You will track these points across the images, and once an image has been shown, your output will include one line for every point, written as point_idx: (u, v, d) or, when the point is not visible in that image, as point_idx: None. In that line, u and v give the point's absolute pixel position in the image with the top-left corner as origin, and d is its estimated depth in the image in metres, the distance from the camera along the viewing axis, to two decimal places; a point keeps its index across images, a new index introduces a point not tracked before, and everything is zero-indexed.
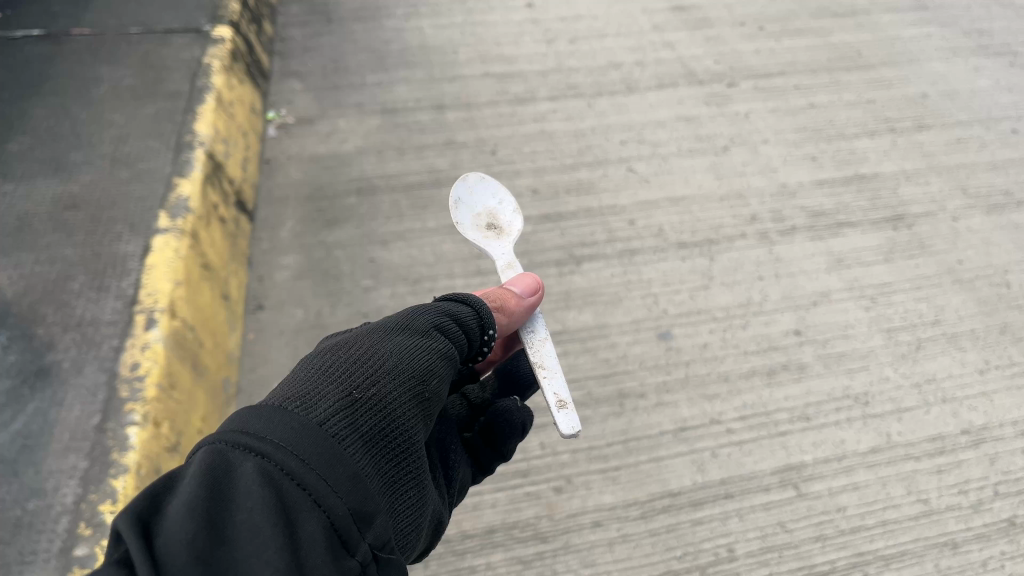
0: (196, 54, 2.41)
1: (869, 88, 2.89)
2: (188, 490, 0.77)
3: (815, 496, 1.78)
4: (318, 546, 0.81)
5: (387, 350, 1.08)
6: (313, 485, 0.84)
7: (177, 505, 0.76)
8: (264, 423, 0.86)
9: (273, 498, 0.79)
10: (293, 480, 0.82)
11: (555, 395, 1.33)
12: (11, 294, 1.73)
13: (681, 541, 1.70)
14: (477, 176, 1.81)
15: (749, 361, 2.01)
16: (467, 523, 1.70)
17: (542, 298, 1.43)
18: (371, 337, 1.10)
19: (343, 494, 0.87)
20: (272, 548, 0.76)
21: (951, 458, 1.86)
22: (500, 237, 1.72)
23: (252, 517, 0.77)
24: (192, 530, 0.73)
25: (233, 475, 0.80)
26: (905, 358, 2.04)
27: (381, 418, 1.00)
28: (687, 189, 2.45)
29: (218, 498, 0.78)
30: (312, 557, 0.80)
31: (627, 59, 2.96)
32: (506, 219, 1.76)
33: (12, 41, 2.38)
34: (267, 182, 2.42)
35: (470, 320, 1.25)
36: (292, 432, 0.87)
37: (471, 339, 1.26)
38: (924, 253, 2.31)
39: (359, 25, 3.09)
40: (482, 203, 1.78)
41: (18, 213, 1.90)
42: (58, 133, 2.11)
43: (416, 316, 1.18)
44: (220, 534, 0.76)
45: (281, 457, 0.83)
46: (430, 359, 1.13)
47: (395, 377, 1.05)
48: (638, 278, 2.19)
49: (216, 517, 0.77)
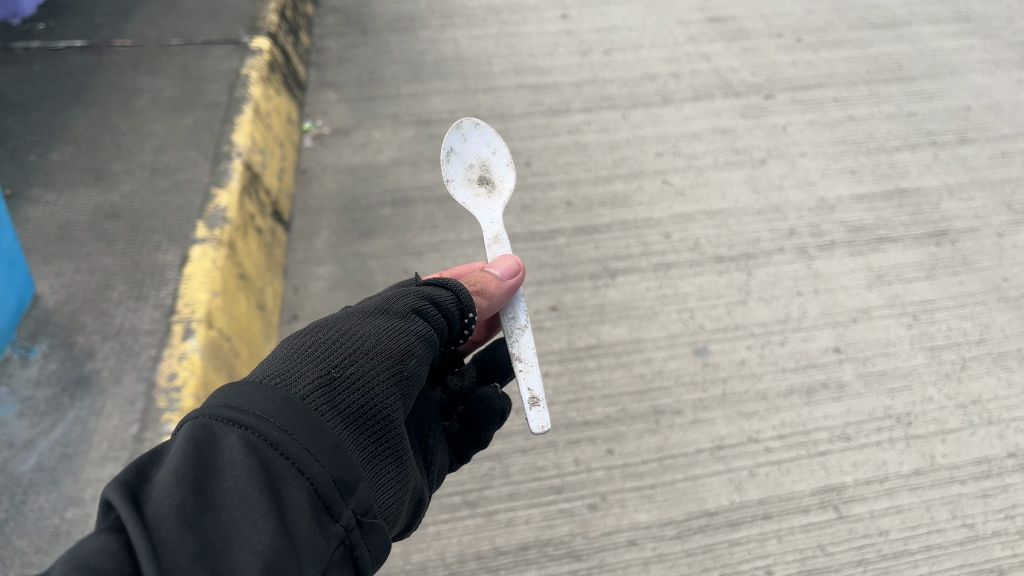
0: (235, 65, 2.43)
1: (909, 100, 2.84)
2: (175, 460, 0.75)
3: (855, 519, 1.74)
4: (303, 511, 0.79)
5: (367, 330, 1.06)
6: (295, 453, 0.81)
7: (166, 474, 0.74)
8: (245, 392, 0.84)
9: (259, 465, 0.77)
10: (276, 450, 0.80)
11: (528, 391, 1.30)
12: (51, 302, 1.75)
13: (718, 562, 1.67)
14: (471, 120, 1.66)
15: (787, 379, 1.98)
16: (500, 539, 1.68)
17: (522, 280, 1.37)
18: (349, 320, 1.08)
19: (325, 462, 0.84)
20: (260, 512, 0.74)
21: (997, 482, 1.81)
22: (491, 196, 1.62)
23: (239, 484, 0.75)
24: (179, 497, 0.72)
25: (217, 443, 0.78)
26: (949, 378, 2.00)
27: (366, 392, 0.97)
28: (723, 202, 2.42)
29: (205, 467, 0.76)
30: (298, 523, 0.78)
31: (662, 71, 2.94)
32: (499, 173, 1.65)
33: (56, 52, 2.42)
34: (302, 193, 2.43)
35: (449, 304, 1.21)
36: (274, 403, 0.84)
37: (450, 325, 1.22)
38: (968, 270, 2.26)
39: (394, 36, 3.10)
40: (474, 153, 1.65)
41: (60, 222, 1.92)
42: (100, 143, 2.14)
43: (395, 299, 1.16)
44: (208, 501, 0.74)
45: (265, 426, 0.81)
46: (410, 338, 1.10)
47: (375, 354, 1.03)
48: (674, 292, 2.17)
49: (202, 484, 0.74)
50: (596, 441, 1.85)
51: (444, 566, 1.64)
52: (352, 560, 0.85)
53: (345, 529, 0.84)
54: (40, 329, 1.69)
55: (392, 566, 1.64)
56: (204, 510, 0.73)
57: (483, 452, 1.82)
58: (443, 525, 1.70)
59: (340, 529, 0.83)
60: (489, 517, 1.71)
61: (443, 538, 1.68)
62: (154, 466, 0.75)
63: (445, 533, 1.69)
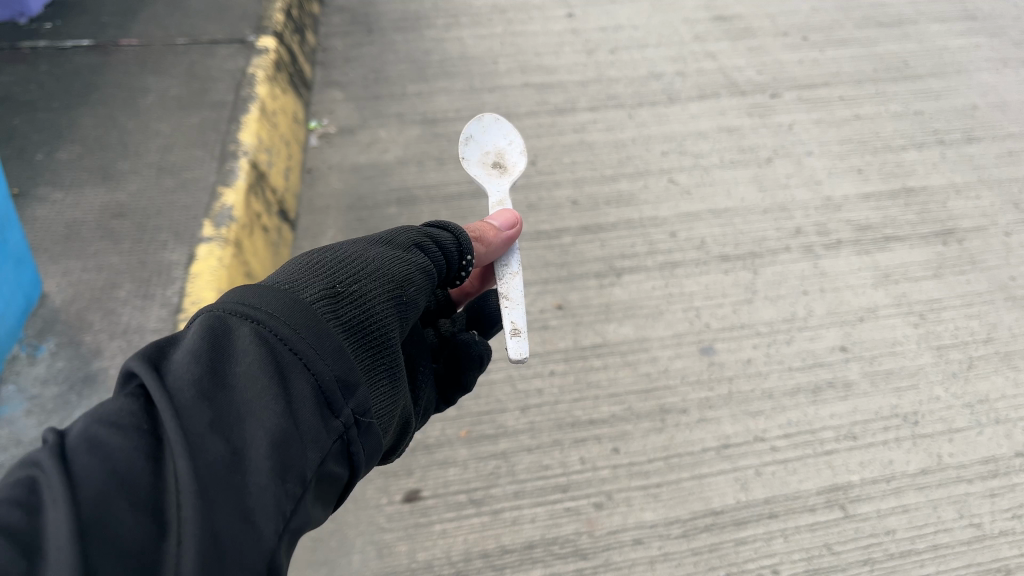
0: (241, 64, 2.44)
1: (916, 99, 2.84)
2: (192, 342, 0.78)
3: (862, 518, 1.73)
4: (308, 403, 0.80)
5: (373, 254, 1.06)
6: (303, 349, 0.82)
7: (182, 354, 0.77)
8: (260, 292, 0.85)
9: (268, 356, 0.79)
10: (285, 345, 0.81)
11: (510, 323, 1.31)
12: (58, 300, 1.75)
13: (724, 561, 1.66)
14: (492, 116, 1.74)
15: (794, 378, 1.97)
16: (506, 537, 1.68)
17: (519, 233, 1.39)
18: (359, 243, 1.09)
19: (332, 362, 0.85)
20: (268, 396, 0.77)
21: (1005, 481, 1.80)
22: (502, 176, 1.66)
23: (250, 369, 0.78)
24: (194, 374, 0.75)
25: (232, 331, 0.80)
26: (956, 377, 1.99)
27: (373, 307, 0.97)
28: (729, 201, 2.42)
29: (219, 352, 0.78)
30: (302, 413, 0.80)
31: (668, 70, 2.94)
32: (513, 160, 1.69)
33: (62, 51, 2.43)
34: (308, 192, 2.43)
35: (450, 246, 1.22)
36: (288, 303, 0.85)
37: (450, 263, 1.22)
38: (975, 269, 2.25)
39: (400, 35, 3.11)
40: (492, 143, 1.71)
41: (67, 221, 1.93)
42: (106, 143, 2.14)
43: (399, 233, 1.16)
44: (220, 382, 0.76)
45: (276, 323, 0.82)
46: (411, 268, 1.10)
47: (382, 275, 1.03)
48: (680, 291, 2.16)
49: (217, 365, 0.77)
50: (602, 440, 1.85)
51: (450, 564, 1.64)
52: (349, 457, 0.86)
53: (345, 427, 0.85)
54: (47, 327, 1.70)
55: (398, 564, 1.64)
56: (218, 388, 0.76)
57: (489, 451, 1.82)
58: (449, 523, 1.70)
59: (340, 426, 0.84)
60: (494, 515, 1.71)
61: (449, 536, 1.68)
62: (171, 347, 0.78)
63: (450, 532, 1.69)
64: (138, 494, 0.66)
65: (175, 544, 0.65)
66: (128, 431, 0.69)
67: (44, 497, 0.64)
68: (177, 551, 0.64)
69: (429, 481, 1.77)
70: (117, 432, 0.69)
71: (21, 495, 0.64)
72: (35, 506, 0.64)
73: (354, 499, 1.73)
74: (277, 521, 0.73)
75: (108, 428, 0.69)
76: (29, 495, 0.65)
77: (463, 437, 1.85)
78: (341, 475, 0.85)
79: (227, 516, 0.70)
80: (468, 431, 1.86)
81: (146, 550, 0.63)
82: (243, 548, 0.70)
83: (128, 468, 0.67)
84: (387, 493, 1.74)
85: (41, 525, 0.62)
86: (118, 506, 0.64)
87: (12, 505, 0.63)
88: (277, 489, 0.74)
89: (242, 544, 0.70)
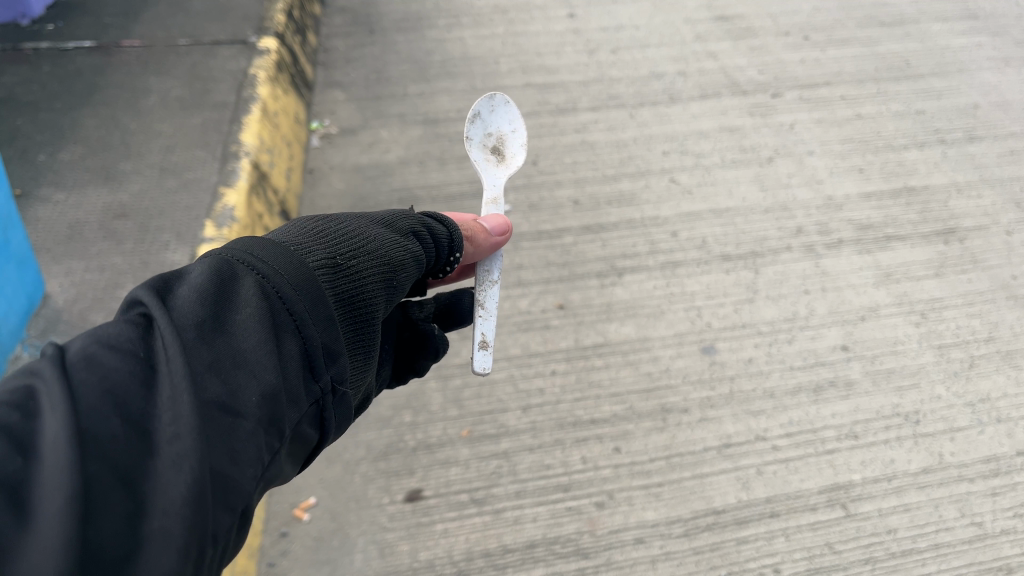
0: (243, 64, 2.44)
1: (917, 98, 2.83)
2: (198, 282, 0.75)
3: (863, 517, 1.73)
4: (296, 367, 0.77)
5: (373, 232, 1.02)
6: (301, 314, 0.79)
7: (187, 292, 0.74)
8: (268, 246, 0.82)
9: (269, 312, 0.76)
10: (284, 306, 0.78)
11: (481, 333, 1.36)
12: (60, 300, 1.75)
13: (725, 560, 1.66)
14: (503, 97, 1.70)
15: (795, 377, 1.98)
16: (508, 537, 1.68)
17: (507, 238, 1.36)
18: (363, 219, 1.05)
19: (325, 331, 0.82)
20: (264, 351, 0.74)
21: (1006, 480, 1.80)
22: (499, 165, 1.63)
23: (251, 320, 0.74)
24: (198, 315, 0.72)
25: (237, 278, 0.77)
26: (957, 377, 1.99)
27: (365, 283, 0.93)
28: (730, 201, 2.42)
29: (222, 297, 0.75)
30: (291, 376, 0.77)
31: (670, 69, 2.94)
32: (512, 150, 1.66)
33: (64, 52, 2.43)
34: (310, 192, 2.43)
35: (443, 240, 1.19)
36: (294, 263, 0.83)
37: (439, 254, 1.20)
38: (977, 268, 2.25)
39: (402, 35, 3.11)
40: (496, 126, 1.68)
41: (70, 221, 1.93)
42: (109, 143, 2.15)
43: (398, 218, 1.13)
44: (220, 327, 0.73)
45: (280, 282, 0.79)
46: (405, 255, 1.06)
47: (382, 255, 1.00)
48: (681, 290, 2.17)
49: (219, 307, 0.74)
50: (603, 439, 1.85)
51: (451, 563, 1.65)
52: (321, 422, 0.83)
53: (321, 395, 0.82)
54: (50, 327, 1.70)
55: (400, 564, 1.64)
56: (218, 329, 0.73)
57: (490, 451, 1.82)
58: (450, 523, 1.70)
59: (318, 390, 0.81)
60: (496, 515, 1.71)
61: (451, 535, 1.68)
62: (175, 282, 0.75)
63: (452, 531, 1.69)
64: (134, 416, 0.63)
65: (167, 471, 0.62)
66: (128, 352, 0.66)
67: (40, 405, 0.61)
68: (168, 479, 0.62)
69: (431, 481, 1.77)
70: (115, 352, 0.66)
71: (16, 401, 0.62)
72: (31, 412, 0.61)
73: (356, 498, 1.73)
74: (258, 469, 0.71)
75: (108, 347, 0.66)
76: (25, 401, 0.62)
77: (465, 436, 1.85)
78: (311, 438, 0.82)
79: (218, 455, 0.67)
80: (469, 430, 1.86)
81: (136, 474, 0.61)
82: (227, 489, 0.67)
83: (126, 386, 0.64)
84: (389, 493, 1.75)
85: (34, 433, 0.60)
86: (113, 422, 0.62)
87: (9, 409, 0.61)
88: (262, 438, 0.72)
89: (227, 485, 0.67)
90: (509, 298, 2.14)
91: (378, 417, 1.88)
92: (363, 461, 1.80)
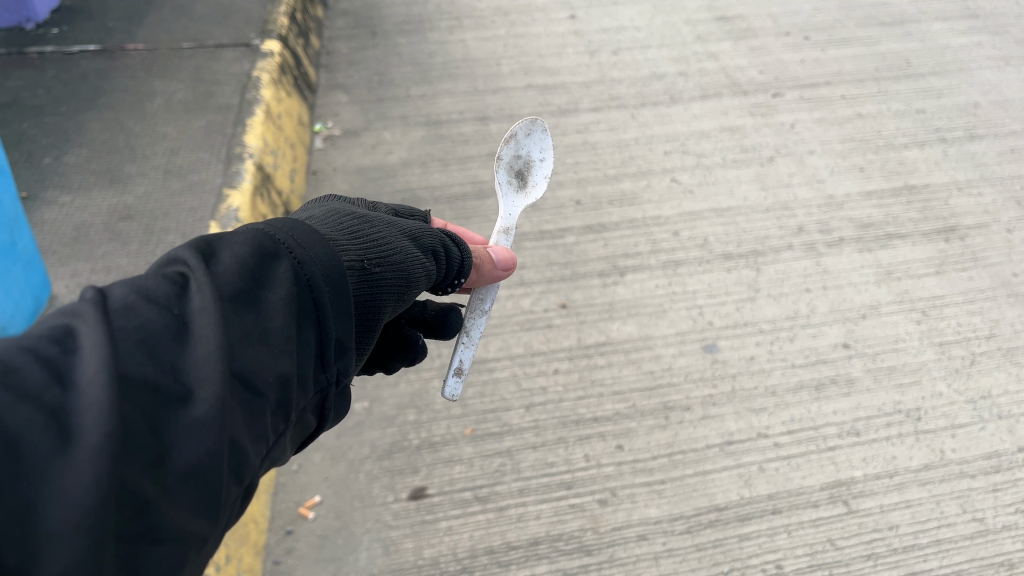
0: (246, 67, 2.46)
1: (918, 98, 2.84)
2: (239, 253, 0.74)
3: (865, 513, 1.74)
4: (311, 355, 0.76)
5: (399, 244, 1.01)
6: (326, 306, 0.78)
7: (226, 262, 0.73)
8: (307, 234, 0.81)
9: (296, 300, 0.75)
10: (311, 294, 0.77)
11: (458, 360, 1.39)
12: (67, 301, 1.77)
13: (728, 556, 1.67)
14: (544, 123, 1.70)
15: (796, 375, 1.99)
16: (512, 534, 1.69)
17: (508, 274, 1.36)
18: (390, 228, 1.04)
19: (342, 326, 0.81)
20: (286, 336, 0.73)
21: (1008, 476, 1.81)
22: (518, 194, 1.64)
23: (281, 302, 0.73)
24: (233, 286, 0.71)
25: (275, 258, 0.76)
26: (958, 374, 2.00)
27: (381, 290, 0.92)
28: (732, 200, 2.43)
29: (258, 275, 0.74)
30: (305, 363, 0.76)
31: (671, 70, 2.95)
32: (535, 180, 1.66)
33: (69, 56, 2.45)
34: (313, 194, 2.45)
35: (455, 262, 1.18)
36: (330, 256, 0.81)
37: (448, 273, 1.18)
38: (978, 266, 2.26)
39: (403, 38, 3.13)
40: (528, 152, 1.68)
41: (76, 223, 1.95)
42: (113, 146, 2.17)
43: (422, 234, 1.12)
44: (252, 302, 0.72)
45: (314, 271, 0.78)
46: (422, 273, 1.05)
47: (403, 267, 0.99)
48: (683, 289, 2.18)
49: (253, 282, 0.73)
50: (606, 437, 1.86)
51: (455, 561, 1.65)
52: (321, 411, 0.82)
53: (326, 386, 0.80)
54: None
55: (404, 561, 1.65)
56: (249, 303, 0.71)
57: (494, 449, 1.83)
58: (454, 520, 1.71)
59: (324, 380, 0.80)
60: (499, 512, 1.72)
61: (455, 533, 1.69)
62: (217, 247, 0.74)
63: (456, 529, 1.70)
64: (169, 367, 0.62)
65: (192, 430, 0.61)
66: (165, 309, 0.65)
67: (80, 341, 0.60)
68: (192, 439, 0.60)
69: (435, 479, 1.78)
70: (155, 307, 0.65)
71: (55, 336, 0.60)
72: (71, 348, 0.60)
73: (361, 497, 1.75)
74: (263, 448, 0.69)
75: (146, 300, 0.65)
76: (64, 338, 0.60)
77: (469, 434, 1.86)
78: (310, 424, 0.81)
79: (236, 427, 0.66)
80: (473, 429, 1.87)
81: (165, 423, 0.60)
82: (238, 462, 0.66)
83: (160, 338, 0.63)
84: (393, 491, 1.76)
85: (73, 365, 0.58)
86: (149, 369, 0.61)
87: (50, 342, 0.59)
88: (271, 420, 0.70)
89: (240, 457, 0.66)
90: (512, 297, 2.15)
91: (382, 416, 1.89)
92: (367, 459, 1.81)
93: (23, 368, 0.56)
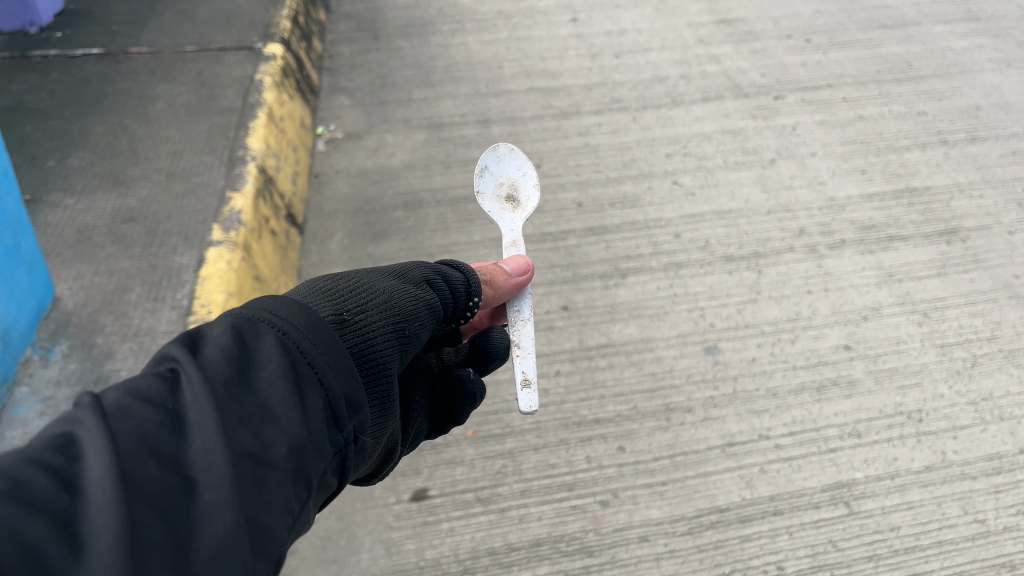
0: (249, 70, 2.47)
1: (919, 100, 2.85)
2: (222, 338, 0.76)
3: (867, 515, 1.74)
4: (319, 416, 0.77)
5: (381, 284, 1.04)
6: (321, 365, 0.80)
7: (213, 350, 0.75)
8: (285, 304, 0.84)
9: (291, 369, 0.77)
10: (305, 358, 0.79)
11: (522, 373, 1.33)
12: (70, 304, 1.78)
13: (729, 557, 1.67)
14: (508, 145, 1.73)
15: (798, 376, 1.99)
16: (514, 535, 1.69)
17: (529, 280, 1.36)
18: (370, 274, 1.07)
19: (343, 379, 0.82)
20: (287, 406, 0.74)
21: (1009, 477, 1.81)
22: (514, 211, 1.65)
23: (274, 376, 0.75)
24: (225, 372, 0.73)
25: (259, 335, 0.78)
26: (960, 375, 2.00)
27: (376, 335, 0.96)
28: (733, 202, 2.44)
29: (245, 356, 0.76)
30: (315, 426, 0.77)
31: (672, 73, 2.96)
32: (526, 194, 1.68)
33: (72, 60, 2.46)
34: (316, 197, 2.45)
35: (457, 284, 1.22)
36: (310, 317, 0.83)
37: (455, 302, 1.22)
38: (979, 267, 2.26)
39: (406, 41, 3.14)
40: (506, 174, 1.70)
41: (79, 226, 1.95)
42: (117, 149, 2.17)
43: (410, 268, 1.16)
44: (246, 382, 0.74)
45: (300, 336, 0.80)
46: (417, 304, 1.08)
47: (389, 308, 1.01)
48: (684, 291, 2.18)
49: (243, 363, 0.75)
50: (607, 439, 1.86)
51: (457, 562, 1.66)
52: (341, 470, 0.83)
53: (344, 442, 0.81)
54: (60, 330, 1.73)
55: (407, 563, 1.66)
56: (244, 383, 0.73)
57: (496, 450, 1.84)
58: (456, 522, 1.71)
59: (341, 440, 0.81)
60: (501, 514, 1.73)
61: (457, 534, 1.70)
62: (202, 340, 0.77)
63: (457, 530, 1.70)
64: (169, 461, 0.64)
65: (205, 518, 0.63)
66: (157, 405, 0.68)
67: (81, 447, 0.62)
68: (208, 524, 0.63)
69: (437, 480, 1.79)
70: (147, 405, 0.67)
71: (56, 446, 0.62)
72: (73, 456, 0.62)
73: (362, 498, 1.75)
74: (287, 518, 0.71)
75: (139, 400, 0.67)
76: (66, 447, 0.63)
77: (470, 436, 1.86)
78: (330, 485, 0.82)
79: (253, 505, 0.67)
80: (474, 430, 1.87)
81: (177, 513, 0.62)
82: (263, 539, 0.67)
83: (157, 433, 0.65)
84: (395, 492, 1.76)
85: (77, 473, 0.60)
86: (152, 466, 0.63)
87: (53, 452, 0.61)
88: (290, 489, 0.72)
89: (262, 531, 0.67)
90: None
91: None
92: None
93: (31, 480, 0.58)
